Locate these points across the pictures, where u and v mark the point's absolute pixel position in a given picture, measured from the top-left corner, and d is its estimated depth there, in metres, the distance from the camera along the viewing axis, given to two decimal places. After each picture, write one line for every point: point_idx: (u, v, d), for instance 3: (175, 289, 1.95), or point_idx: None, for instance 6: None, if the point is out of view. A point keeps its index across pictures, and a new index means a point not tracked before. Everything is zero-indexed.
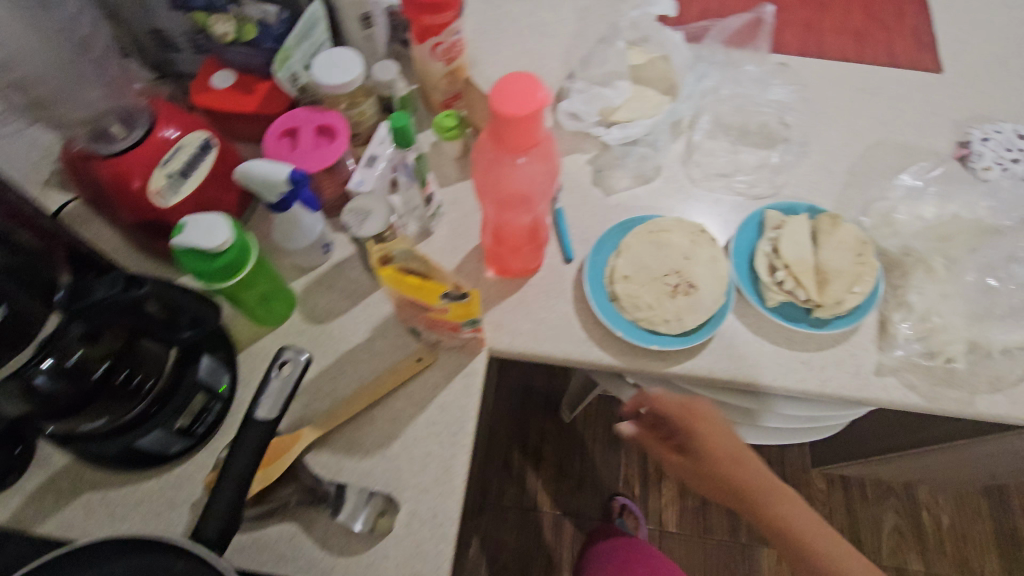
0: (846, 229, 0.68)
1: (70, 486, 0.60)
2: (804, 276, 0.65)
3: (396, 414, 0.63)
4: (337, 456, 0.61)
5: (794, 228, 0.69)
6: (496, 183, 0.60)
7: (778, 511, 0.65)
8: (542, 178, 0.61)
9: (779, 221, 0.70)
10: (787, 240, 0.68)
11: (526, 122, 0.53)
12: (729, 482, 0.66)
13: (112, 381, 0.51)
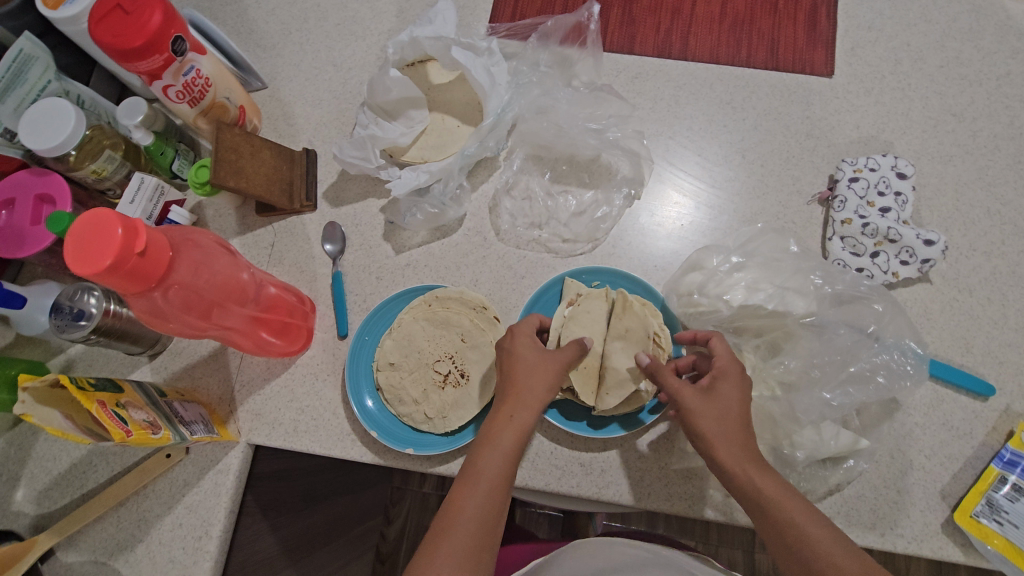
0: (641, 313, 0.56)
1: None
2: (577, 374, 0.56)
3: (143, 511, 0.61)
4: (81, 556, 0.61)
5: (583, 307, 0.58)
6: (163, 315, 0.47)
7: (741, 443, 0.46)
8: (205, 287, 0.48)
9: (573, 294, 0.59)
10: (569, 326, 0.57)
11: (118, 271, 0.40)
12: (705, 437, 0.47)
13: None
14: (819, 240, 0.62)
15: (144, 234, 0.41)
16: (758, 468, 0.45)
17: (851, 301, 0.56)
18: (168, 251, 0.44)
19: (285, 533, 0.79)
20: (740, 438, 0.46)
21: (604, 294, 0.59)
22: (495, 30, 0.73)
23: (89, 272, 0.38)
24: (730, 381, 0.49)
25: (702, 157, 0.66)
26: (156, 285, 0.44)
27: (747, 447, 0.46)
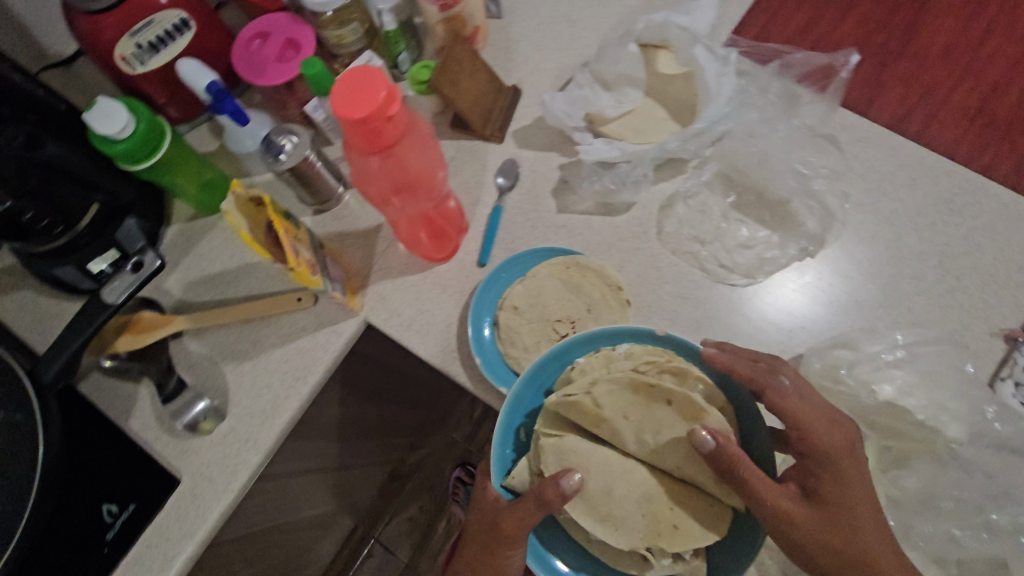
0: (598, 387, 0.51)
1: (15, 277, 0.74)
2: (679, 503, 0.50)
3: (260, 335, 0.68)
4: (198, 348, 0.68)
5: (575, 456, 0.51)
6: (373, 179, 0.52)
7: (872, 539, 0.46)
8: (411, 169, 0.52)
9: (533, 468, 0.53)
10: (607, 494, 0.50)
11: (363, 127, 0.44)
12: (822, 537, 0.45)
13: (34, 227, 0.60)
14: (989, 376, 0.57)
15: (398, 104, 0.44)
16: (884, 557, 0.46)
17: (1005, 450, 0.52)
18: (402, 127, 0.48)
19: (347, 412, 0.86)
20: (865, 538, 0.46)
21: (560, 430, 0.52)
22: (736, 42, 0.73)
23: (345, 117, 0.43)
24: (849, 462, 0.47)
25: (853, 259, 0.62)
26: (380, 152, 0.48)
27: (873, 531, 0.46)
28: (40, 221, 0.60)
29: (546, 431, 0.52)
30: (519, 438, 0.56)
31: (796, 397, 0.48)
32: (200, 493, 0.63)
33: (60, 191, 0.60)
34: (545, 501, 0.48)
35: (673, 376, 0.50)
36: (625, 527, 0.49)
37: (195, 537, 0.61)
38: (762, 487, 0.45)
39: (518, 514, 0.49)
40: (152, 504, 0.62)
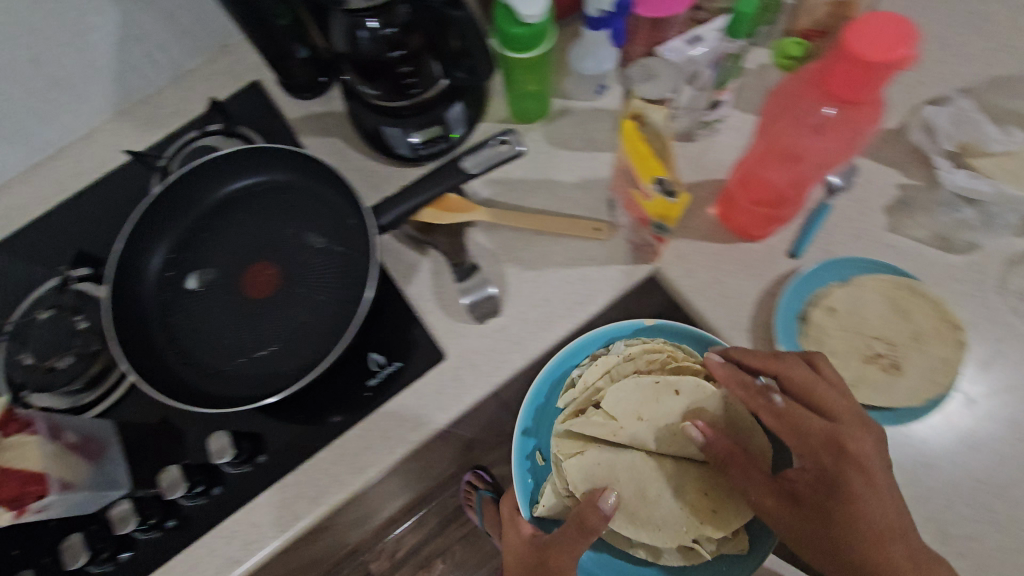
0: (603, 392, 0.66)
1: (329, 124, 0.80)
2: (714, 490, 0.63)
3: (547, 250, 0.69)
4: (485, 242, 0.71)
5: (604, 473, 0.64)
6: (799, 125, 0.56)
7: (864, 522, 0.50)
8: (842, 135, 0.55)
9: (562, 491, 0.65)
10: (643, 497, 0.63)
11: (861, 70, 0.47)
12: (826, 524, 0.51)
13: (397, 71, 0.65)
14: None
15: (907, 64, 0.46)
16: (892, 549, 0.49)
17: None
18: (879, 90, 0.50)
19: None
20: (866, 525, 0.50)
21: (579, 449, 0.65)
22: None
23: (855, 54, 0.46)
24: (843, 461, 0.52)
25: None
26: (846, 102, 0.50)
27: (874, 519, 0.50)
28: (410, 78, 0.67)
29: (568, 453, 0.65)
30: (536, 463, 0.68)
31: (785, 414, 0.54)
32: (461, 375, 0.65)
33: (438, 58, 0.66)
34: (585, 530, 0.58)
35: (661, 353, 0.66)
36: (665, 526, 0.62)
37: (449, 413, 0.64)
38: (744, 478, 0.56)
39: (559, 544, 0.59)
40: (417, 369, 0.66)
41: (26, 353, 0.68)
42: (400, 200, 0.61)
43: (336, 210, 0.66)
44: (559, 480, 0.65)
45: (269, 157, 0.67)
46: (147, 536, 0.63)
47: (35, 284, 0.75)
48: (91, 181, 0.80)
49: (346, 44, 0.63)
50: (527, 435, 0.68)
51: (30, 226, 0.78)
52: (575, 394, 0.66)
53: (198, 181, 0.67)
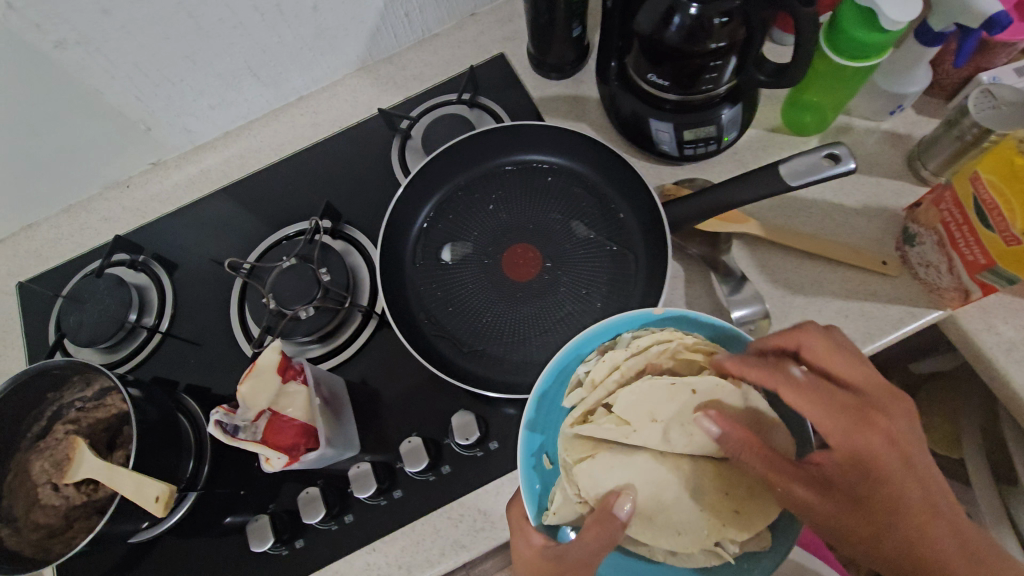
0: (612, 392, 0.52)
1: (578, 109, 0.77)
2: (734, 486, 0.51)
3: (821, 277, 0.64)
4: (749, 257, 0.66)
5: (618, 478, 0.50)
6: None
7: (880, 491, 0.46)
8: None
9: (573, 496, 0.51)
10: (656, 499, 0.51)
11: None
12: (914, 547, 0.46)
13: (701, 65, 0.61)
14: None
15: None
16: (920, 526, 0.46)
17: None
18: None
19: None
20: (885, 500, 0.46)
21: (588, 452, 0.52)
22: None
23: None
24: (875, 434, 0.45)
25: None
26: None
27: (883, 487, 0.45)
28: (712, 72, 0.62)
29: (579, 456, 0.52)
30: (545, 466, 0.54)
31: (810, 389, 0.46)
32: None
33: (748, 56, 0.62)
34: (605, 532, 0.47)
35: (666, 340, 0.53)
36: (686, 530, 0.50)
37: None
38: (765, 467, 0.46)
39: (578, 549, 0.46)
40: None
41: (269, 295, 0.66)
42: (703, 203, 0.57)
43: (606, 203, 0.64)
44: (573, 486, 0.51)
45: (545, 138, 0.66)
46: (372, 503, 0.61)
47: (272, 229, 0.75)
48: (329, 134, 0.80)
49: (662, 29, 0.59)
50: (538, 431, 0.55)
51: (267, 171, 0.79)
52: (580, 396, 0.53)
53: (477, 148, 0.66)
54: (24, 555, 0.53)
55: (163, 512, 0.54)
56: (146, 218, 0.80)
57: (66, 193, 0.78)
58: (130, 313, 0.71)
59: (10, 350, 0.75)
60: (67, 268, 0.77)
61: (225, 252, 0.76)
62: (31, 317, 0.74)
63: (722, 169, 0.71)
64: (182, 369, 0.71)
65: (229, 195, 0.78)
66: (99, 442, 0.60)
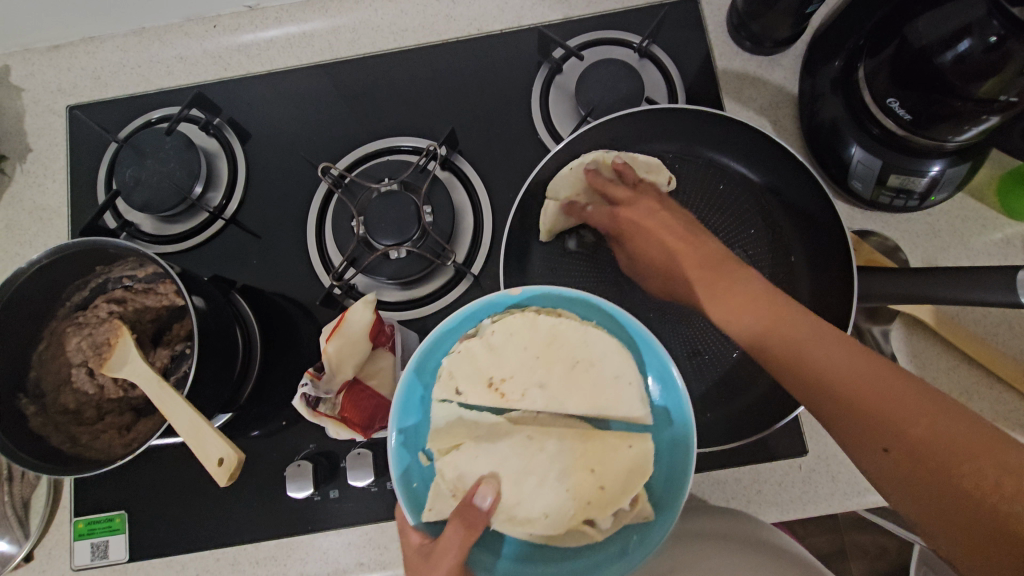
0: (475, 369, 0.45)
1: (760, 96, 0.64)
2: (603, 462, 0.44)
3: (973, 390, 0.56)
4: (903, 343, 0.57)
5: (485, 468, 0.44)
6: None
7: (805, 356, 0.42)
8: None
9: (444, 492, 0.44)
10: (519, 485, 0.44)
11: None
12: (885, 409, 0.38)
13: (959, 116, 0.49)
14: None
15: None
16: (878, 394, 0.39)
17: None
18: None
19: None
20: (811, 349, 0.42)
21: (455, 442, 0.45)
22: None
23: None
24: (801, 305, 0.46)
25: None
26: None
27: (828, 347, 0.42)
28: (968, 124, 0.49)
29: (443, 449, 0.45)
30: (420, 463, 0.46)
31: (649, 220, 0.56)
32: (813, 482, 0.55)
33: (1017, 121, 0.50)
34: (468, 527, 0.41)
35: (522, 321, 0.45)
36: (554, 515, 0.44)
37: (784, 516, 0.56)
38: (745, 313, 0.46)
39: (441, 555, 0.41)
40: (770, 452, 0.56)
41: (359, 219, 0.57)
42: (900, 285, 0.48)
43: (780, 242, 0.56)
44: (445, 482, 0.44)
45: (723, 135, 0.56)
46: None
47: (373, 131, 0.64)
48: (462, 34, 0.66)
49: (941, 50, 0.46)
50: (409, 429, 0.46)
51: (380, 59, 0.66)
52: (446, 392, 0.45)
53: (645, 126, 0.57)
54: (50, 444, 0.48)
55: (226, 481, 0.44)
56: (228, 71, 0.67)
57: (144, 11, 0.66)
58: (195, 186, 0.61)
59: (50, 182, 0.66)
60: (130, 106, 0.66)
61: (311, 141, 0.64)
62: (84, 151, 0.65)
63: (904, 227, 0.60)
64: (241, 266, 0.62)
65: (328, 74, 0.66)
66: (144, 334, 0.53)
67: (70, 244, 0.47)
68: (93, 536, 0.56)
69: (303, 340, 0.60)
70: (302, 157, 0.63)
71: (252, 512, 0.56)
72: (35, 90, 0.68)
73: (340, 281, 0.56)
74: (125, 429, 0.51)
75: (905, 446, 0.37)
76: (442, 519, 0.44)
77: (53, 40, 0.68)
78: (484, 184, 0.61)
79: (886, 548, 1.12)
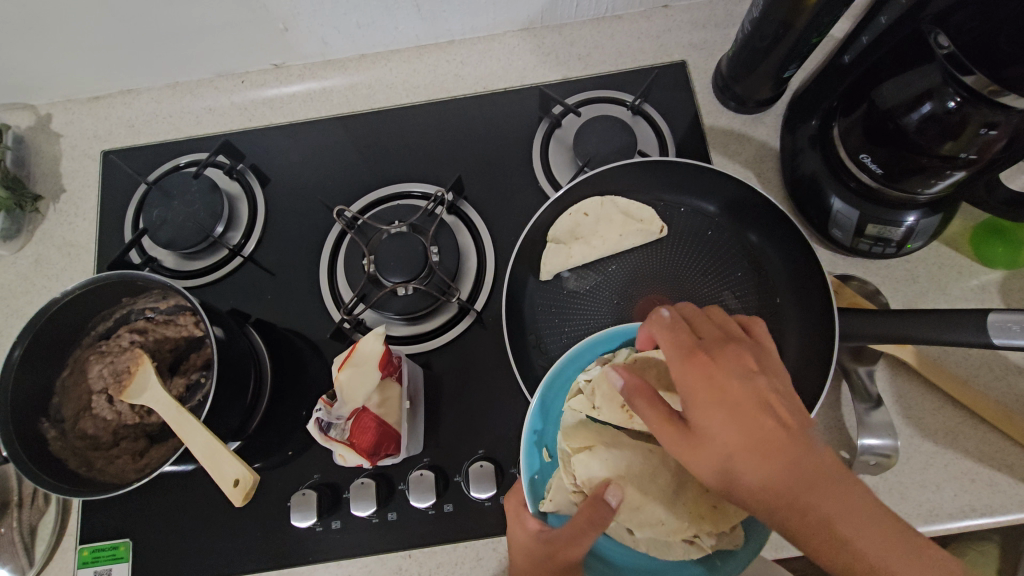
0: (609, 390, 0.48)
1: (746, 150, 0.69)
2: None
3: (958, 430, 0.57)
4: (887, 383, 0.59)
5: (610, 468, 0.48)
6: None
7: (711, 474, 0.40)
8: None
9: (568, 485, 0.48)
10: (643, 488, 0.48)
11: None
12: (803, 512, 0.38)
13: (926, 170, 0.53)
14: None
15: None
16: (796, 482, 0.39)
17: None
18: None
19: None
20: (722, 432, 0.40)
21: (587, 442, 0.49)
22: None
23: None
24: (692, 366, 0.42)
25: None
26: None
27: (730, 424, 0.40)
28: (935, 178, 0.54)
29: (577, 447, 0.49)
30: (544, 459, 0.50)
31: (665, 329, 0.45)
32: None
33: (983, 176, 0.53)
34: (598, 515, 0.43)
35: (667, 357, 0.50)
36: (668, 522, 0.47)
37: (779, 554, 0.57)
38: (650, 415, 0.42)
39: (571, 536, 0.43)
40: None
41: (370, 258, 0.60)
42: (879, 325, 0.51)
43: (766, 285, 0.59)
44: (570, 475, 0.48)
45: (709, 184, 0.61)
46: (419, 510, 0.57)
47: (385, 178, 0.68)
48: (469, 92, 0.72)
49: (905, 111, 0.51)
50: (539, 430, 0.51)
51: (393, 113, 0.72)
52: (582, 403, 0.50)
53: (636, 176, 0.62)
54: (67, 466, 0.50)
55: (242, 500, 0.47)
56: (252, 121, 0.73)
57: (179, 68, 0.72)
58: (217, 226, 0.65)
59: (81, 220, 0.70)
60: (161, 152, 0.71)
61: (326, 186, 0.69)
62: (115, 192, 0.70)
63: (885, 272, 0.64)
64: (256, 301, 0.65)
65: (345, 126, 0.72)
66: (162, 363, 0.56)
67: (102, 275, 0.50)
68: (96, 565, 0.57)
69: (311, 373, 0.62)
70: (318, 201, 0.67)
71: (255, 541, 0.57)
72: (73, 137, 0.74)
73: (350, 316, 0.59)
74: (139, 455, 0.53)
75: (823, 535, 0.38)
76: (559, 511, 0.47)
77: (93, 92, 0.74)
78: (487, 227, 0.65)
79: None
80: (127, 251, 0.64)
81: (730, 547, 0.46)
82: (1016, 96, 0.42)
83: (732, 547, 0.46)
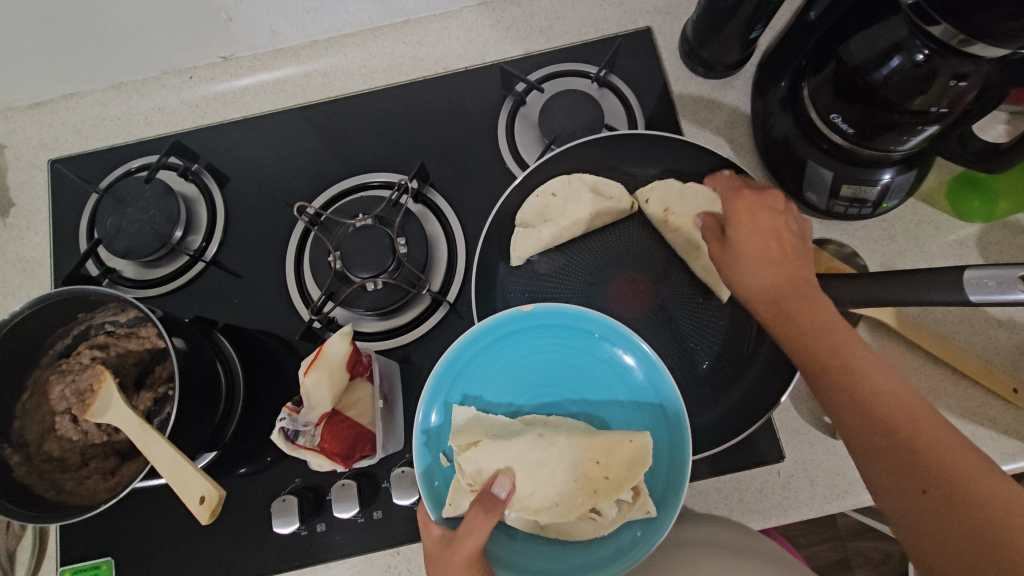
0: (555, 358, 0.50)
1: (717, 116, 0.67)
2: (607, 452, 0.48)
3: (941, 387, 0.57)
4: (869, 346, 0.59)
5: (501, 460, 0.48)
6: None
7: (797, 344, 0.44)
8: None
9: (465, 484, 0.48)
10: (535, 473, 0.48)
11: None
12: (878, 433, 0.38)
13: (899, 127, 0.51)
14: None
15: None
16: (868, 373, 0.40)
17: None
18: None
19: None
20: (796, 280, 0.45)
21: (473, 438, 0.49)
22: None
23: None
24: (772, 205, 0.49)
25: None
26: None
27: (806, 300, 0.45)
28: (906, 134, 0.52)
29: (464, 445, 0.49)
30: (442, 463, 0.50)
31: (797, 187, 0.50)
32: (792, 486, 0.56)
33: (956, 130, 0.52)
34: (486, 509, 0.44)
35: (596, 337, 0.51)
36: (561, 502, 0.48)
37: (768, 523, 0.57)
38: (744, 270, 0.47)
39: (459, 538, 0.43)
40: (747, 459, 0.57)
41: (336, 254, 0.58)
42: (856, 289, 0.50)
43: None
44: (465, 475, 0.48)
45: (679, 155, 0.59)
46: (404, 507, 0.56)
47: (348, 170, 0.66)
48: (429, 73, 0.69)
49: (873, 67, 0.49)
50: (431, 430, 0.51)
51: (351, 100, 0.69)
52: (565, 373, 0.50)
53: (603, 150, 0.60)
54: (33, 491, 0.48)
55: (208, 519, 0.47)
56: (205, 119, 0.70)
57: (121, 67, 0.69)
58: (175, 231, 0.62)
59: (33, 235, 0.68)
60: (111, 157, 0.68)
61: (287, 182, 0.67)
62: (65, 202, 0.67)
63: (863, 233, 0.63)
64: (223, 306, 0.63)
65: (302, 117, 0.69)
66: (126, 378, 0.54)
67: (50, 293, 0.48)
68: None
69: (286, 376, 0.61)
70: (279, 198, 0.65)
71: (239, 551, 0.56)
72: (17, 147, 0.70)
73: (319, 315, 0.57)
74: (109, 473, 0.51)
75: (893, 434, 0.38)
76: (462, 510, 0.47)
77: (33, 98, 0.71)
78: (455, 213, 0.63)
79: (889, 554, 1.14)
80: (82, 263, 0.61)
81: (638, 513, 0.47)
82: (985, 45, 0.40)
83: (640, 514, 0.47)
